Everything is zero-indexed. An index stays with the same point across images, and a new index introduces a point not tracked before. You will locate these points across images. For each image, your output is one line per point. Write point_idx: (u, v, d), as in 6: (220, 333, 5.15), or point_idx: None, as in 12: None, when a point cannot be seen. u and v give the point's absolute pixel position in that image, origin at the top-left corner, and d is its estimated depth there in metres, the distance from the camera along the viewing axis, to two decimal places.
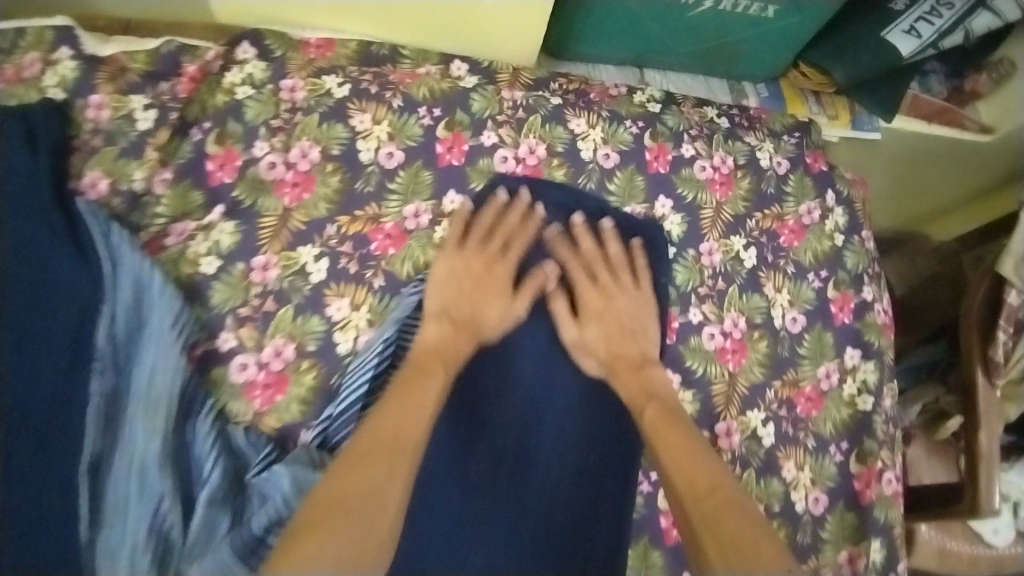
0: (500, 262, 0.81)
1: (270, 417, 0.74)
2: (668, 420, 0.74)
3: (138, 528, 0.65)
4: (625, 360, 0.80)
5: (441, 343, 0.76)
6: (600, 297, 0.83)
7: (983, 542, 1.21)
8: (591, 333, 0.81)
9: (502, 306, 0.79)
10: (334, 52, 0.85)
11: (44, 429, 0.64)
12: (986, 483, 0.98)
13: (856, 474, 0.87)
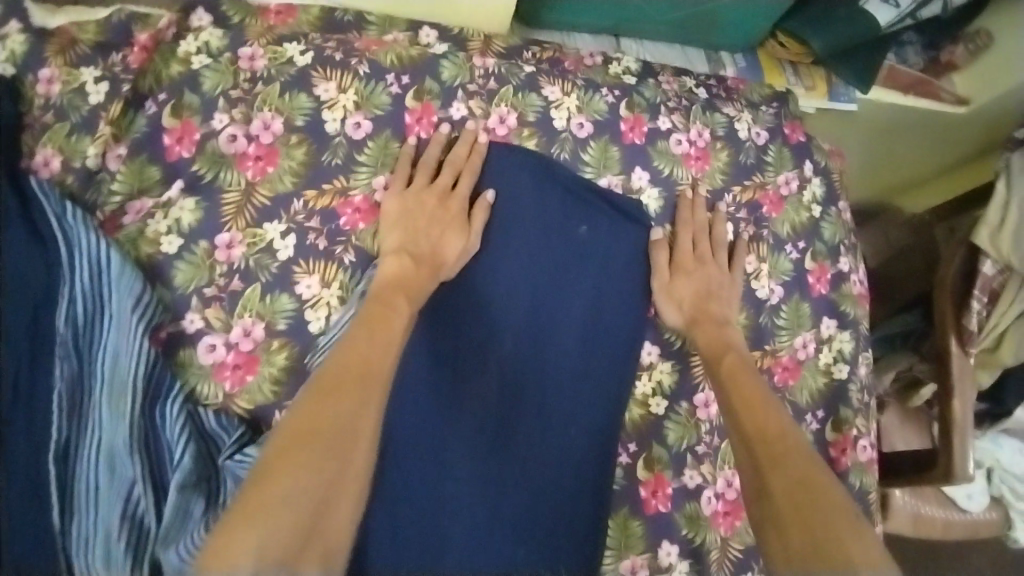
0: (453, 195, 0.78)
1: (240, 399, 0.71)
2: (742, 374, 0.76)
3: (111, 513, 0.66)
4: (705, 316, 0.82)
5: (403, 276, 0.73)
6: (694, 258, 0.84)
7: (959, 507, 1.21)
8: (681, 290, 0.83)
9: (458, 237, 0.77)
10: (296, 18, 0.81)
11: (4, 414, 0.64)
12: (960, 449, 0.98)
13: (831, 441, 0.87)
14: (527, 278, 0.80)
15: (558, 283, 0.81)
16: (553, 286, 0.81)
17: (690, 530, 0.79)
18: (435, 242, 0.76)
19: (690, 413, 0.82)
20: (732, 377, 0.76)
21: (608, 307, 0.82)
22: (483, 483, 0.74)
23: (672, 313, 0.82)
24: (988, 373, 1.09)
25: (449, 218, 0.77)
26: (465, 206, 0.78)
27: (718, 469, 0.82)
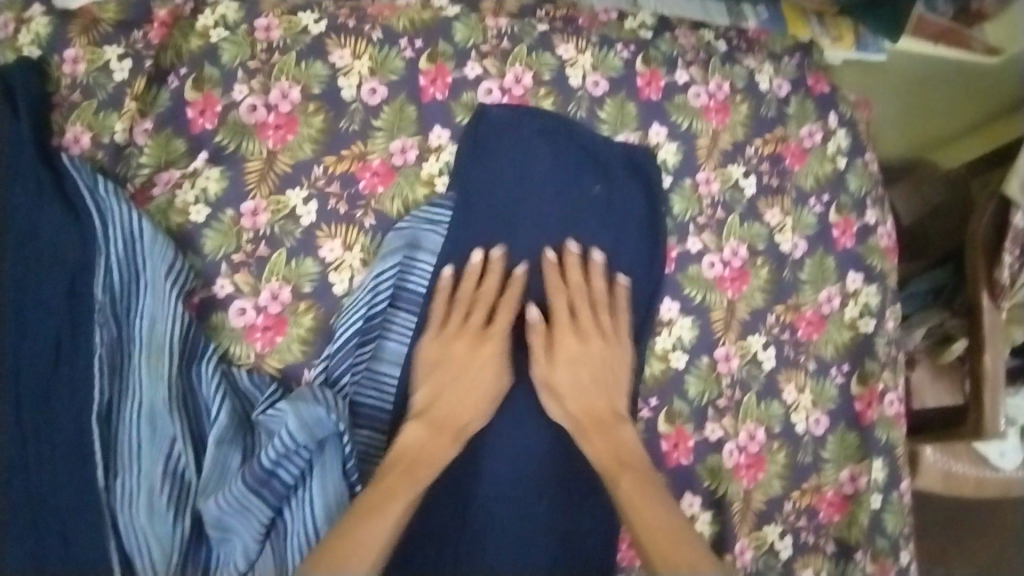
0: (485, 341, 0.76)
1: (272, 358, 0.73)
2: (640, 490, 0.70)
3: (154, 467, 0.70)
4: (592, 416, 0.76)
5: (416, 449, 0.71)
6: (576, 335, 0.78)
7: (990, 466, 1.18)
8: (569, 398, 0.77)
9: (492, 378, 0.76)
10: None
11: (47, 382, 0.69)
12: (991, 405, 0.96)
13: (856, 395, 0.86)
14: (530, 246, 0.80)
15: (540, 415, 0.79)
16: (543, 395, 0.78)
17: (712, 482, 0.80)
18: (469, 400, 0.75)
19: (712, 366, 0.82)
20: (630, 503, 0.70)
21: (608, 269, 0.82)
22: (502, 440, 0.78)
23: (557, 413, 0.77)
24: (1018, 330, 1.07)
25: (488, 361, 0.76)
26: (502, 345, 0.77)
27: (741, 422, 0.82)
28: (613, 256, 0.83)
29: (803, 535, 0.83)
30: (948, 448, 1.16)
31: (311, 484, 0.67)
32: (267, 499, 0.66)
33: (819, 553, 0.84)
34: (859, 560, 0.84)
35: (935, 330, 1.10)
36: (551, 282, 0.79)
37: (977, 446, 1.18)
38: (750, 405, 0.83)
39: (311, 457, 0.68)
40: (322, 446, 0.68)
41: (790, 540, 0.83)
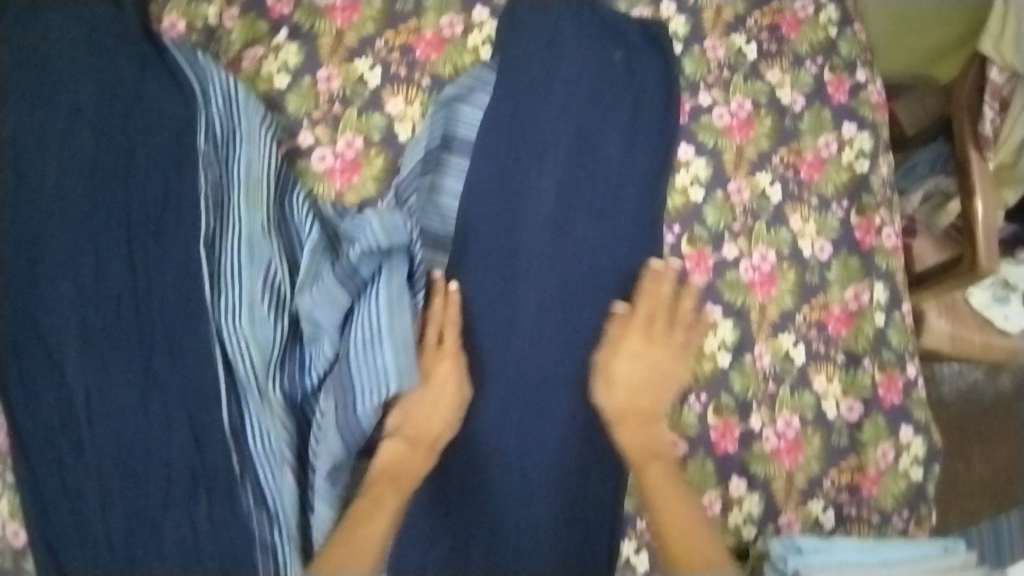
0: (442, 360, 0.83)
1: (350, 195, 0.87)
2: (647, 441, 0.81)
3: (254, 280, 0.83)
4: (637, 414, 0.82)
5: (398, 465, 0.80)
6: (643, 337, 0.84)
7: (997, 329, 1.24)
8: (629, 390, 0.83)
9: (451, 403, 0.82)
10: None
11: (160, 215, 0.84)
12: (985, 244, 1.04)
13: (856, 226, 0.96)
14: (541, 253, 0.88)
15: (551, 400, 0.87)
16: (551, 390, 0.87)
17: (732, 294, 0.90)
18: (433, 420, 0.82)
19: (725, 199, 0.92)
20: (656, 498, 0.78)
21: (634, 123, 0.92)
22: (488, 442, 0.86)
23: (607, 402, 0.83)
24: (1013, 191, 1.12)
25: (449, 416, 0.83)
26: (455, 360, 0.83)
27: (753, 245, 0.92)
28: (640, 107, 0.92)
29: (815, 345, 0.92)
30: (953, 313, 1.23)
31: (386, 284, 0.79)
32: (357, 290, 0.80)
33: (831, 363, 0.93)
34: (865, 366, 0.93)
35: (933, 196, 1.16)
36: (643, 291, 0.85)
37: (983, 312, 1.24)
38: (761, 232, 0.92)
39: (382, 262, 0.79)
40: (391, 257, 0.80)
41: (803, 348, 0.92)
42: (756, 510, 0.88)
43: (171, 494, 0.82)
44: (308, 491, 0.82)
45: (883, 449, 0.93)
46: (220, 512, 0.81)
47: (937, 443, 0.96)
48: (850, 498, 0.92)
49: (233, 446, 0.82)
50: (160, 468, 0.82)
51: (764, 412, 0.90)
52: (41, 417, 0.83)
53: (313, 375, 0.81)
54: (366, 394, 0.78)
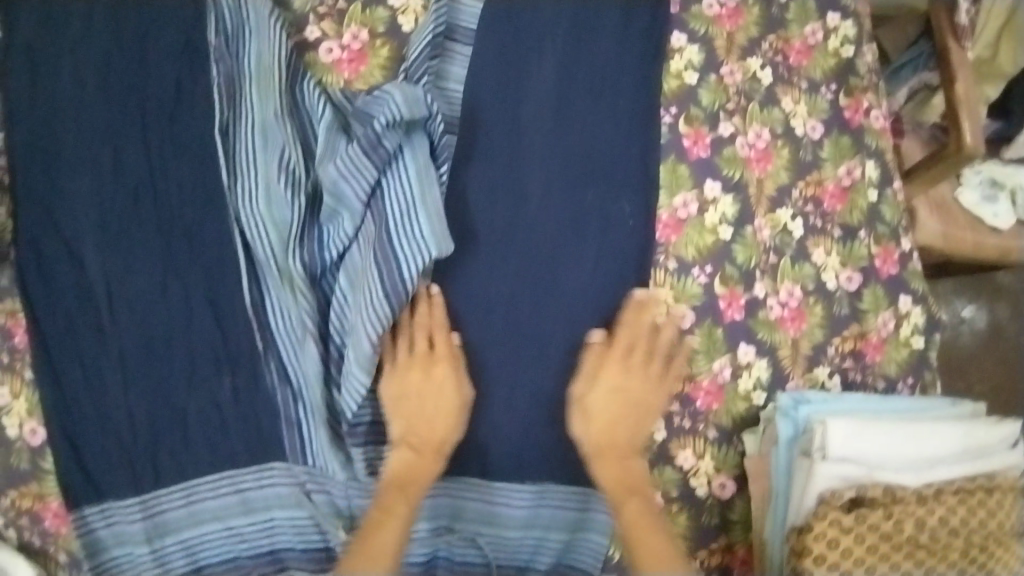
0: (435, 364, 0.82)
1: (359, 84, 0.90)
2: (621, 466, 0.82)
3: (270, 163, 0.84)
4: (613, 447, 0.83)
5: (407, 472, 0.80)
6: (620, 371, 0.85)
7: (988, 227, 1.28)
8: (600, 421, 0.83)
9: (450, 405, 0.82)
10: None
11: (174, 109, 0.86)
12: (970, 126, 1.08)
13: (845, 106, 1.00)
14: (526, 239, 0.89)
15: (549, 344, 0.88)
16: (536, 340, 0.87)
17: (729, 170, 0.94)
18: (437, 423, 0.81)
19: (719, 81, 0.96)
20: (632, 527, 0.79)
21: (628, 11, 0.94)
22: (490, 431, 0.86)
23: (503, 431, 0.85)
24: (994, 86, 1.19)
25: (453, 414, 0.82)
26: (450, 369, 0.82)
27: (747, 124, 0.96)
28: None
29: (811, 219, 0.96)
30: (944, 213, 1.27)
31: (405, 158, 0.82)
32: (376, 163, 0.81)
33: (828, 237, 0.96)
34: (861, 239, 0.96)
35: (917, 92, 1.20)
36: (628, 320, 0.86)
37: (974, 211, 1.28)
38: (755, 112, 0.96)
39: (403, 140, 0.83)
40: (411, 134, 0.83)
41: (801, 222, 0.95)
42: (764, 377, 0.90)
43: (195, 375, 0.82)
44: (331, 367, 0.82)
45: (884, 318, 0.96)
46: (244, 391, 0.82)
47: (935, 313, 0.98)
48: (854, 365, 0.94)
49: (256, 324, 0.83)
50: (183, 351, 0.83)
51: (767, 282, 0.93)
52: (61, 311, 0.83)
53: (332, 250, 0.83)
54: (397, 262, 0.80)
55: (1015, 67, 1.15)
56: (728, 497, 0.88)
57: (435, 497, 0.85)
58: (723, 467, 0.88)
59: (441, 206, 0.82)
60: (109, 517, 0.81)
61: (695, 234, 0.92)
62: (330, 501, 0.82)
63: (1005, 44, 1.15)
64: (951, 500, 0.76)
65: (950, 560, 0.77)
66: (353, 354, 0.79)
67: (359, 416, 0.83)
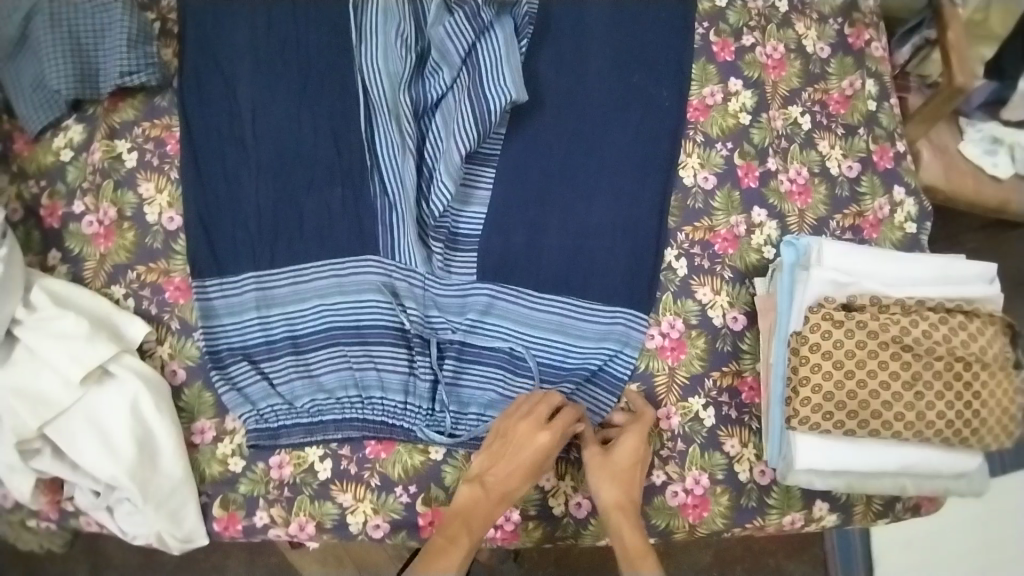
0: (544, 430, 0.89)
1: None
2: (635, 528, 0.88)
3: (389, 27, 1.06)
4: (626, 507, 0.89)
5: (473, 507, 0.87)
6: (638, 444, 0.92)
7: (988, 176, 1.45)
8: (616, 482, 0.90)
9: (531, 462, 0.89)
10: None
11: None
12: (961, 68, 1.28)
13: (850, 34, 1.21)
14: (582, 107, 1.08)
15: (594, 190, 1.06)
16: (584, 186, 1.06)
17: (750, 71, 1.14)
18: (515, 474, 0.88)
19: (745, 5, 1.17)
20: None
21: None
22: (544, 256, 1.03)
23: (600, 496, 0.90)
24: (988, 46, 1.46)
25: (533, 467, 0.89)
26: (555, 440, 0.89)
27: (766, 39, 1.16)
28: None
29: (818, 117, 1.14)
30: (947, 159, 1.44)
31: (497, 30, 1.05)
32: (475, 29, 1.05)
33: (832, 133, 1.13)
34: (860, 136, 1.14)
35: (919, 48, 1.42)
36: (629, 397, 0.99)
37: (975, 161, 1.45)
38: (772, 31, 1.17)
39: (496, 17, 1.06)
40: (502, 14, 1.06)
41: (809, 118, 1.14)
42: (774, 236, 1.06)
43: (313, 184, 1.04)
44: (422, 184, 1.03)
45: (880, 204, 1.11)
46: (350, 200, 1.03)
47: (927, 207, 1.14)
48: (853, 237, 1.09)
49: (367, 149, 1.05)
50: (307, 166, 1.05)
51: (778, 160, 1.10)
52: (209, 128, 1.06)
53: (433, 97, 1.05)
54: (486, 103, 1.03)
55: (1004, 28, 1.43)
56: (740, 329, 1.03)
57: (481, 294, 1.01)
58: (736, 302, 1.03)
59: (521, 65, 1.04)
60: (225, 289, 1.00)
61: (719, 117, 1.11)
62: (409, 289, 1.00)
63: None
64: (932, 316, 0.91)
65: (935, 368, 0.89)
66: (447, 168, 1.01)
67: (442, 221, 1.03)
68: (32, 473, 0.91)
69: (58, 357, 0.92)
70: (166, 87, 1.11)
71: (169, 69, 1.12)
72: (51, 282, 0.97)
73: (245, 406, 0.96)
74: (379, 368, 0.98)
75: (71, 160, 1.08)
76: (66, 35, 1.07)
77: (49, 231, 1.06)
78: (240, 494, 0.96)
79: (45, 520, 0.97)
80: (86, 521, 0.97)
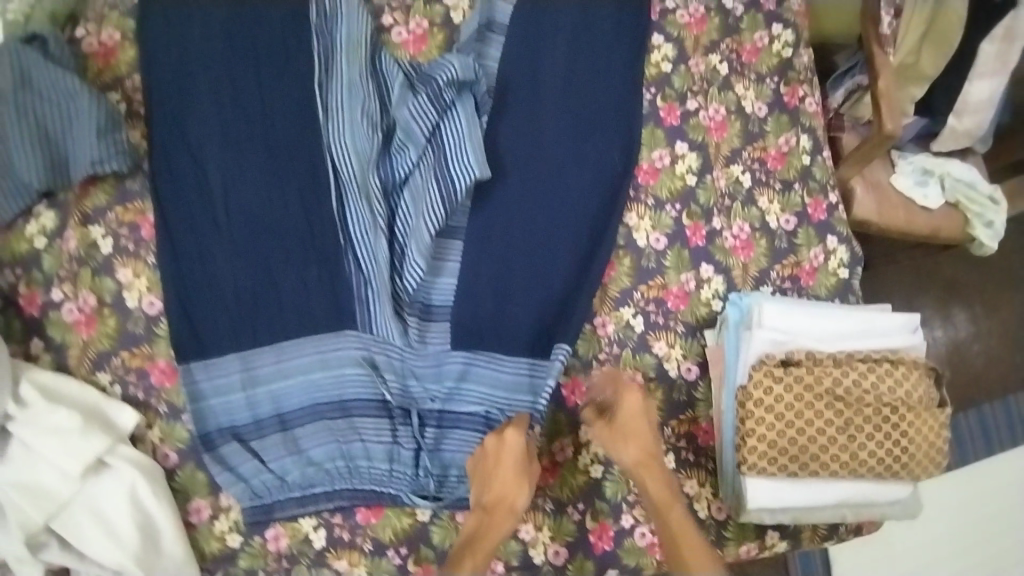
0: (507, 441, 0.99)
1: (420, 58, 1.20)
2: (669, 495, 1.02)
3: (355, 109, 1.11)
4: (649, 463, 1.04)
5: (479, 528, 0.97)
6: (641, 409, 1.05)
7: (920, 206, 1.58)
8: (633, 443, 1.04)
9: (512, 472, 0.98)
10: (426, 43, 1.20)
11: (278, 71, 1.13)
12: (889, 115, 1.39)
13: (784, 92, 1.31)
14: (541, 177, 1.15)
15: (554, 254, 1.13)
16: (546, 253, 1.13)
17: (695, 133, 1.23)
18: (503, 487, 0.97)
19: (688, 69, 1.26)
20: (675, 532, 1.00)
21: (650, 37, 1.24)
22: (513, 323, 1.11)
23: (627, 455, 1.03)
24: (919, 86, 1.51)
25: (522, 475, 0.98)
26: (519, 452, 0.99)
27: (708, 102, 1.25)
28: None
29: (757, 174, 1.24)
30: (881, 193, 1.56)
31: (458, 109, 1.11)
32: (438, 109, 1.11)
33: (770, 189, 1.24)
34: (796, 191, 1.25)
35: (852, 92, 1.53)
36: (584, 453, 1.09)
37: (908, 193, 1.58)
38: (714, 94, 1.26)
39: (457, 97, 1.12)
40: (463, 92, 1.12)
41: (749, 176, 1.24)
42: (721, 289, 1.17)
43: (289, 264, 1.09)
44: (395, 259, 1.10)
45: (815, 252, 1.23)
46: (326, 277, 1.09)
47: (858, 252, 1.25)
48: (791, 286, 1.20)
49: (339, 227, 1.10)
50: (280, 246, 1.09)
51: (723, 219, 1.20)
52: (184, 213, 1.09)
53: (400, 175, 1.11)
54: (451, 182, 1.09)
55: (934, 70, 1.48)
56: (693, 378, 1.13)
57: (455, 362, 1.08)
58: (689, 354, 1.13)
59: (482, 144, 1.11)
60: (210, 371, 1.05)
61: (667, 180, 1.20)
62: (389, 362, 1.07)
63: (925, 51, 1.47)
64: (860, 366, 1.03)
65: (865, 414, 1.01)
66: (417, 246, 1.08)
67: (416, 295, 1.10)
68: (41, 565, 0.97)
69: (54, 454, 0.96)
70: (136, 170, 1.15)
71: (138, 152, 1.15)
72: (38, 373, 1.00)
73: (239, 484, 1.03)
74: (365, 438, 1.05)
75: (45, 248, 1.10)
76: (33, 127, 1.07)
77: (29, 319, 1.08)
78: (240, 567, 1.05)
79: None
80: None
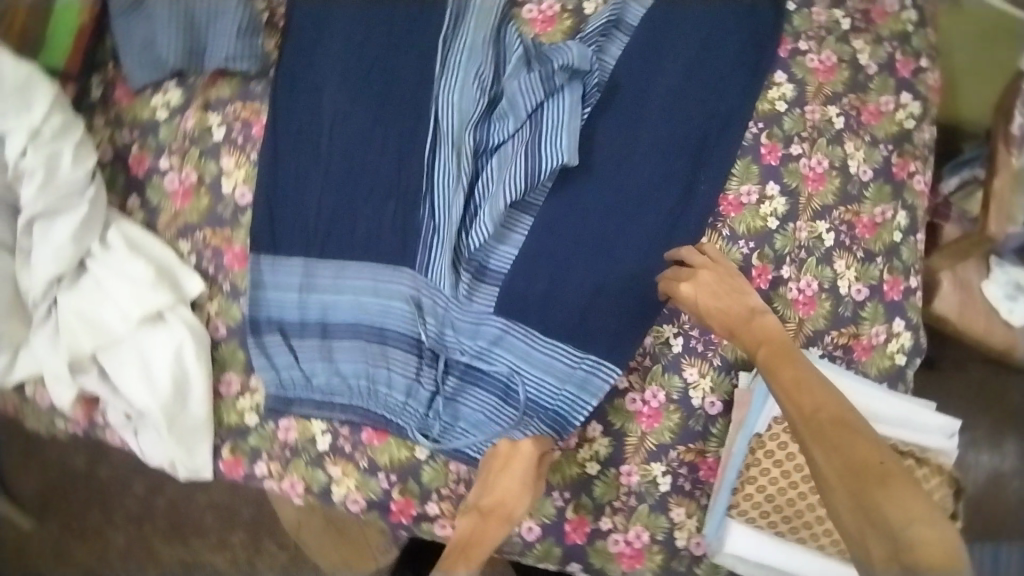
0: (515, 452, 1.06)
1: (544, 38, 1.22)
2: (781, 360, 0.98)
3: (470, 68, 1.14)
4: (737, 318, 1.04)
5: (476, 528, 1.02)
6: (711, 258, 1.09)
7: (1001, 318, 1.45)
8: (715, 311, 1.05)
9: (516, 479, 1.04)
10: (553, 27, 1.22)
11: (407, 18, 1.19)
12: (996, 217, 1.36)
13: (895, 163, 1.24)
14: (626, 177, 1.16)
15: (611, 251, 1.14)
16: (606, 249, 1.14)
17: (791, 179, 1.20)
18: (504, 492, 1.03)
19: (801, 115, 1.21)
20: (830, 437, 0.89)
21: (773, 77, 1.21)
22: (558, 305, 1.12)
23: (711, 317, 1.05)
24: None
25: (523, 484, 1.04)
26: (524, 463, 1.05)
27: (814, 151, 1.21)
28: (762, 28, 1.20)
29: (842, 237, 1.20)
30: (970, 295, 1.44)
31: (566, 93, 1.13)
32: (547, 88, 1.13)
33: (851, 254, 1.20)
34: (877, 264, 1.21)
35: (967, 184, 1.48)
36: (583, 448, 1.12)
37: (991, 299, 1.45)
38: (822, 145, 1.21)
39: (568, 81, 1.13)
40: (574, 79, 1.14)
41: (833, 236, 1.20)
42: None
43: (371, 194, 1.16)
44: (467, 216, 1.14)
45: (878, 329, 1.19)
46: (401, 216, 1.15)
47: (922, 343, 1.22)
48: (842, 354, 1.18)
49: (425, 173, 1.15)
50: (366, 177, 1.16)
51: (793, 269, 1.18)
52: (292, 122, 1.18)
53: (494, 141, 1.15)
54: (539, 160, 1.12)
55: None
56: (715, 414, 1.12)
57: (493, 326, 1.12)
58: (717, 389, 1.12)
59: (578, 131, 1.12)
60: (275, 266, 1.15)
61: (749, 216, 1.18)
62: (432, 308, 1.13)
63: None
64: None
65: None
66: (490, 210, 1.12)
67: (475, 255, 1.14)
68: (76, 385, 1.11)
69: (123, 297, 1.09)
70: (263, 75, 1.22)
71: (269, 59, 1.22)
72: (127, 225, 1.14)
73: (270, 371, 1.12)
74: (391, 368, 1.11)
75: (166, 119, 1.21)
76: (183, 12, 1.18)
77: (134, 177, 1.21)
78: (249, 444, 1.14)
79: (74, 422, 1.18)
80: (110, 433, 1.17)
